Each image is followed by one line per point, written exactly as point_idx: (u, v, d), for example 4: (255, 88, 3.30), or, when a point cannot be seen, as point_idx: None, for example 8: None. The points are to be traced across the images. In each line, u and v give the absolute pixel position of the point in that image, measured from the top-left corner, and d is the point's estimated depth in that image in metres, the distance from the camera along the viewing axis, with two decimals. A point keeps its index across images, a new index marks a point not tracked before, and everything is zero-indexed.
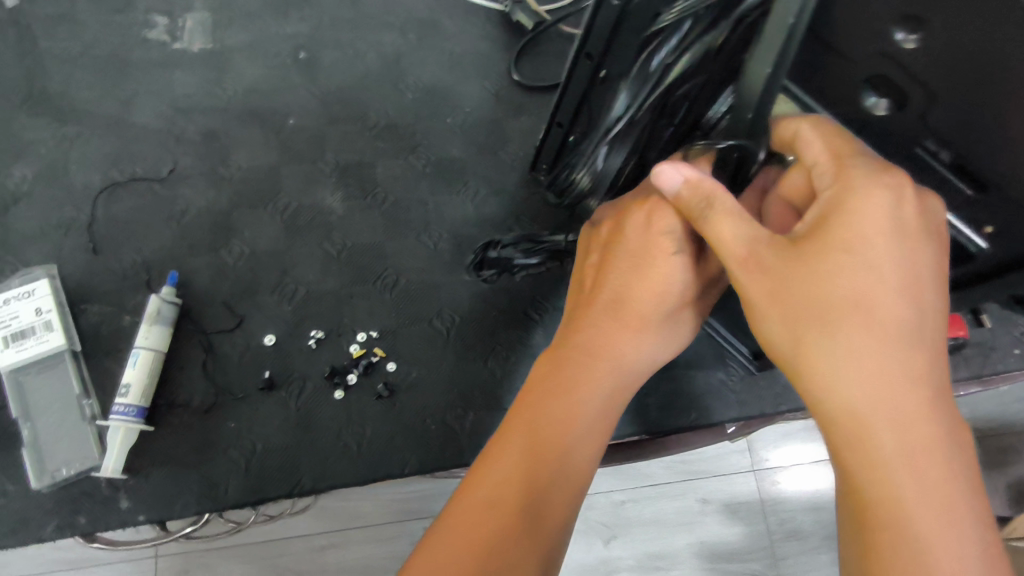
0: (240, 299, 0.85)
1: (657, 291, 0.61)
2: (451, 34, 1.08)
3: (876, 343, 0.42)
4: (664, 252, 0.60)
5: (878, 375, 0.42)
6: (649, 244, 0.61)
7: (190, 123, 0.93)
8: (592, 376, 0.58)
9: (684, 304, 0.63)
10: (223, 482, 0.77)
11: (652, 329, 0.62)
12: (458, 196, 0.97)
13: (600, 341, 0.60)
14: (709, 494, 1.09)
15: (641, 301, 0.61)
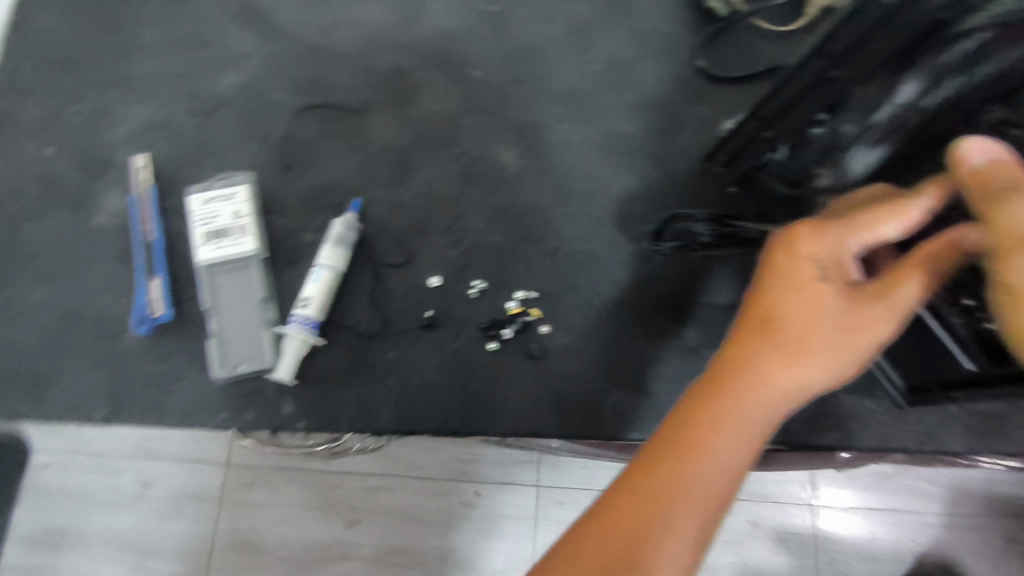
0: (412, 237, 0.87)
1: (816, 318, 0.52)
2: (640, 9, 1.06)
3: None
4: (814, 276, 0.53)
5: None
6: (802, 270, 0.54)
7: (383, 59, 0.95)
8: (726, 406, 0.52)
9: (859, 336, 0.52)
10: (378, 408, 0.80)
11: (812, 355, 0.52)
12: (628, 172, 0.96)
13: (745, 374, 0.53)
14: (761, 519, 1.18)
15: (795, 328, 0.53)
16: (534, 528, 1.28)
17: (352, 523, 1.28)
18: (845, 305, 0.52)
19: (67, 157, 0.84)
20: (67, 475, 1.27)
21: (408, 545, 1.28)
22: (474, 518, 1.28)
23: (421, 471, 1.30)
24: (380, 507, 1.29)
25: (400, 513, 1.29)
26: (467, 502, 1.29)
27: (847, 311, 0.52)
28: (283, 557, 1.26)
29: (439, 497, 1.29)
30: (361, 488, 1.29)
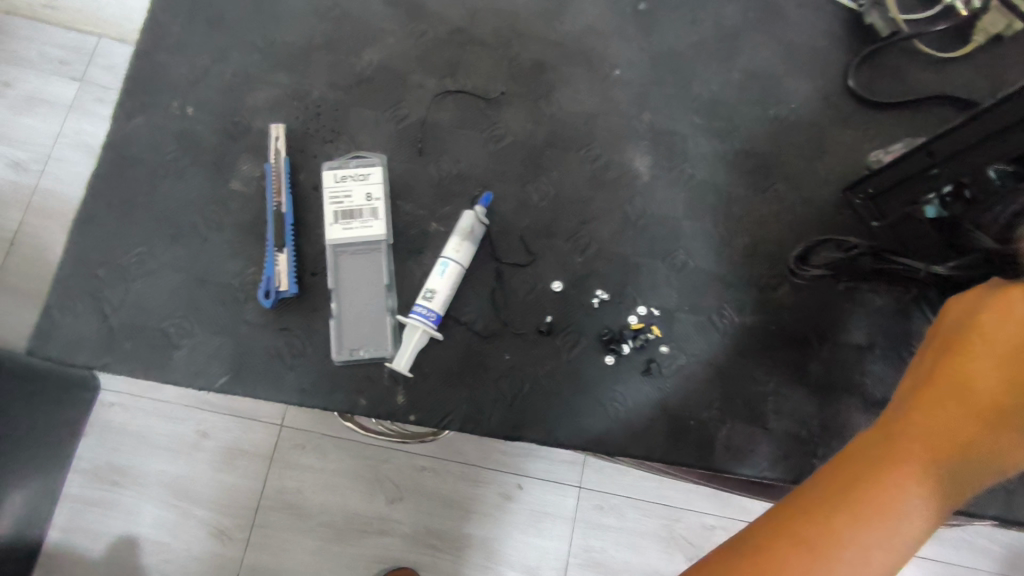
0: (537, 237, 0.84)
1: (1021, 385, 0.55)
2: (793, 21, 1.00)
3: None
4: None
5: None
6: (1007, 335, 0.56)
7: (524, 50, 0.92)
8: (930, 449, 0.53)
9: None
10: (487, 409, 0.78)
11: (1011, 427, 0.54)
12: (763, 195, 0.91)
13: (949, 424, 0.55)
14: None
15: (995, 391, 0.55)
16: (570, 527, 1.28)
17: (393, 500, 1.27)
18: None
19: (208, 119, 0.84)
20: (133, 417, 1.25)
21: (446, 529, 1.26)
22: (516, 511, 1.27)
23: (468, 458, 1.29)
24: (424, 488, 1.27)
25: (443, 496, 1.28)
26: (508, 495, 1.28)
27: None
28: (323, 523, 1.24)
29: (483, 484, 1.29)
30: (407, 466, 1.28)
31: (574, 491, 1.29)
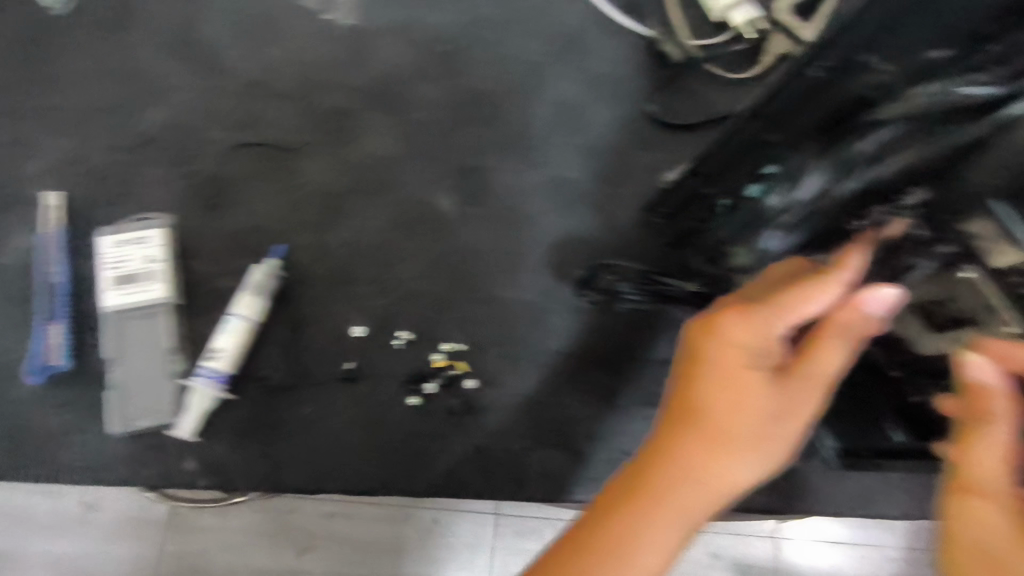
0: (336, 285, 0.84)
1: (747, 404, 0.55)
2: (595, 51, 1.03)
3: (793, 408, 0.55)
4: (745, 365, 0.56)
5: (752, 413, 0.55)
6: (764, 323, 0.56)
7: (324, 97, 0.92)
8: (669, 484, 0.54)
9: (779, 424, 0.55)
10: (289, 466, 0.77)
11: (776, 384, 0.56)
12: (570, 222, 0.93)
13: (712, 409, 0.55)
14: (721, 550, 1.13)
15: (727, 414, 0.55)
16: None
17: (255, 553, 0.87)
18: (767, 397, 0.55)
19: None
20: None
21: None
22: (433, 548, 1.11)
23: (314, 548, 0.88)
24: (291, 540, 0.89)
25: (360, 540, 1.13)
26: (427, 530, 1.12)
27: (770, 403, 0.55)
28: None
29: (396, 523, 1.13)
30: (316, 514, 1.13)
31: (490, 516, 1.14)
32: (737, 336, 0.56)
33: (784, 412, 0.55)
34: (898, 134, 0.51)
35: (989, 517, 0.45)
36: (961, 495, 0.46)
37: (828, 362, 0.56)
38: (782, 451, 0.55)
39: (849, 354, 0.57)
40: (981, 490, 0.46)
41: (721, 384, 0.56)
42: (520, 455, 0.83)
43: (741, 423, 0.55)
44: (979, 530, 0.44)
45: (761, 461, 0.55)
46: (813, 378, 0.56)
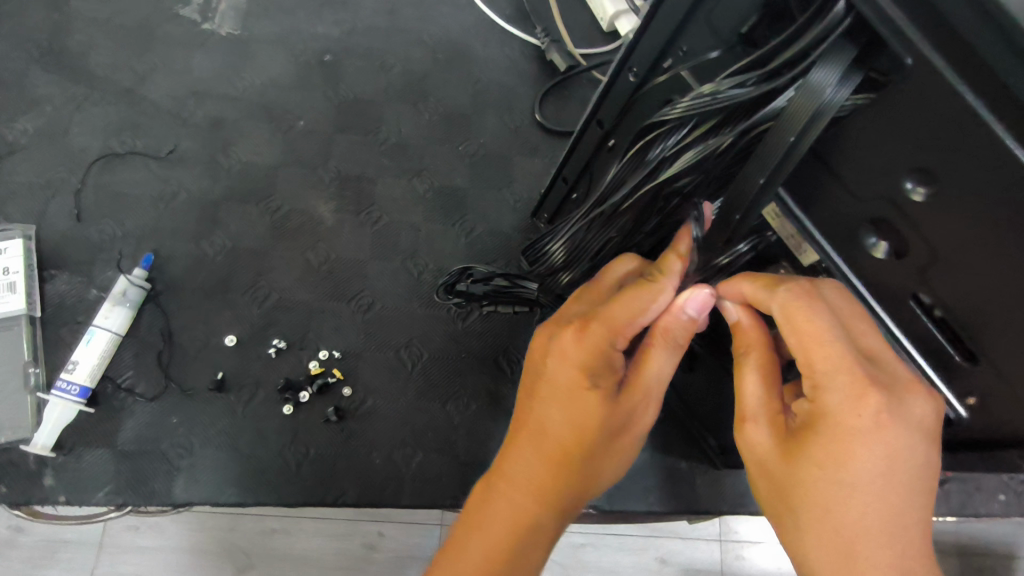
0: (209, 294, 0.84)
1: (591, 423, 0.52)
2: (482, 60, 1.06)
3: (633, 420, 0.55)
4: (585, 386, 0.52)
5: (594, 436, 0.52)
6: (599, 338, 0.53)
7: (201, 108, 0.92)
8: (524, 514, 0.52)
9: (621, 433, 0.54)
10: (154, 478, 0.76)
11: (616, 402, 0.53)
12: (452, 228, 0.94)
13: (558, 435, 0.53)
14: (670, 556, 1.11)
15: (571, 435, 0.52)
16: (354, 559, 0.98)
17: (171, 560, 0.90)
18: (609, 414, 0.52)
19: None
20: None
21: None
22: (378, 564, 1.03)
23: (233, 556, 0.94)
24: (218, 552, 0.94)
25: (301, 560, 1.02)
26: (372, 544, 1.04)
27: (610, 419, 0.52)
28: None
29: (341, 539, 1.03)
30: (253, 530, 1.01)
31: (440, 526, 1.06)
32: (575, 354, 0.53)
33: (624, 422, 0.54)
34: (687, 129, 0.52)
35: (758, 437, 0.50)
36: (740, 424, 0.52)
37: (658, 370, 0.54)
38: (627, 454, 0.56)
39: (674, 357, 0.55)
40: (749, 416, 0.51)
41: (563, 409, 0.53)
42: (399, 459, 0.82)
43: (585, 442, 0.52)
44: (756, 454, 0.50)
45: (605, 469, 0.55)
46: (648, 388, 0.54)
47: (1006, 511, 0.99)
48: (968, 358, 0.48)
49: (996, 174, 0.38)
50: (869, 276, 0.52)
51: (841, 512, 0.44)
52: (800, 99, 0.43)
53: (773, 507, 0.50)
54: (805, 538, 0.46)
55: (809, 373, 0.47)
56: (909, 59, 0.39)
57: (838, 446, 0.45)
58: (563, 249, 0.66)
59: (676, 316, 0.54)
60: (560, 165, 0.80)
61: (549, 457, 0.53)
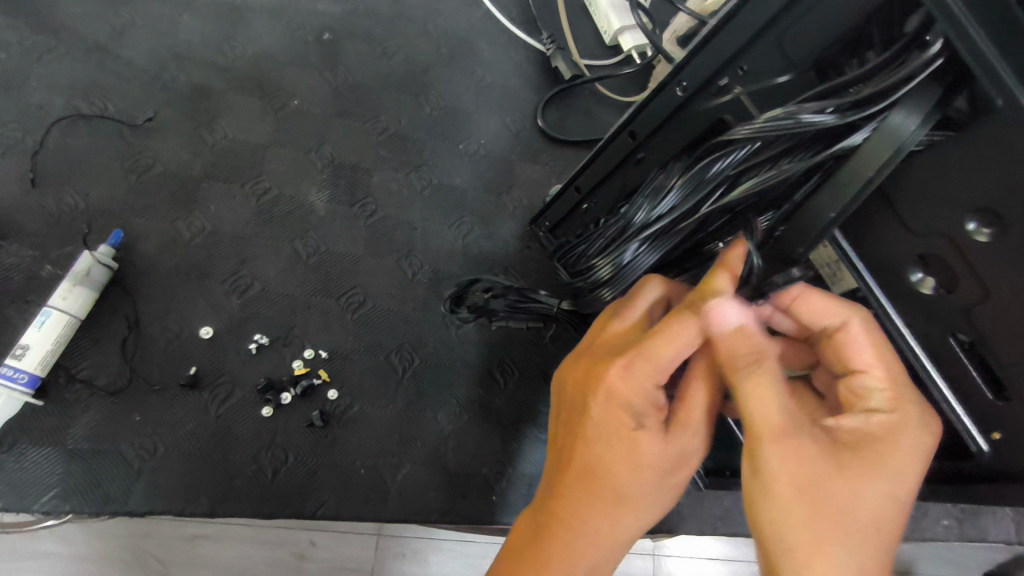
0: (184, 279, 0.76)
1: (641, 460, 0.48)
2: (485, 60, 1.03)
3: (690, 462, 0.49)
4: (629, 426, 0.49)
5: (643, 473, 0.48)
6: (639, 369, 0.49)
7: (185, 74, 0.85)
8: (580, 546, 0.50)
9: (676, 469, 0.49)
10: (108, 481, 0.67)
11: (672, 443, 0.48)
12: (449, 228, 0.90)
13: (608, 476, 0.49)
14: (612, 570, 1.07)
15: (622, 470, 0.49)
16: None
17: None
18: (660, 451, 0.48)
19: None
20: None
21: None
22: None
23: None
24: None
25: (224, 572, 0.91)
26: (303, 555, 0.94)
27: (662, 456, 0.48)
28: None
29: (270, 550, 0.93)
30: (171, 538, 0.90)
31: (374, 536, 0.98)
32: (610, 388, 0.50)
33: (678, 460, 0.49)
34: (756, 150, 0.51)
35: (806, 449, 0.43)
36: (776, 434, 0.43)
37: (701, 404, 0.49)
38: (675, 492, 0.51)
39: (720, 392, 0.49)
40: (787, 425, 0.43)
41: (603, 444, 0.50)
42: (384, 469, 0.77)
43: (627, 485, 0.49)
44: (798, 468, 0.42)
45: (655, 504, 0.50)
46: (698, 423, 0.49)
47: (951, 536, 1.05)
48: (1002, 396, 0.50)
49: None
50: (913, 309, 0.53)
51: (880, 536, 0.42)
52: (880, 135, 0.43)
53: (788, 530, 0.42)
54: (840, 564, 0.41)
55: (883, 388, 0.46)
56: (999, 99, 0.38)
57: (903, 466, 0.43)
58: (607, 265, 0.63)
59: (724, 346, 0.49)
60: (575, 175, 0.78)
61: (596, 493, 0.50)
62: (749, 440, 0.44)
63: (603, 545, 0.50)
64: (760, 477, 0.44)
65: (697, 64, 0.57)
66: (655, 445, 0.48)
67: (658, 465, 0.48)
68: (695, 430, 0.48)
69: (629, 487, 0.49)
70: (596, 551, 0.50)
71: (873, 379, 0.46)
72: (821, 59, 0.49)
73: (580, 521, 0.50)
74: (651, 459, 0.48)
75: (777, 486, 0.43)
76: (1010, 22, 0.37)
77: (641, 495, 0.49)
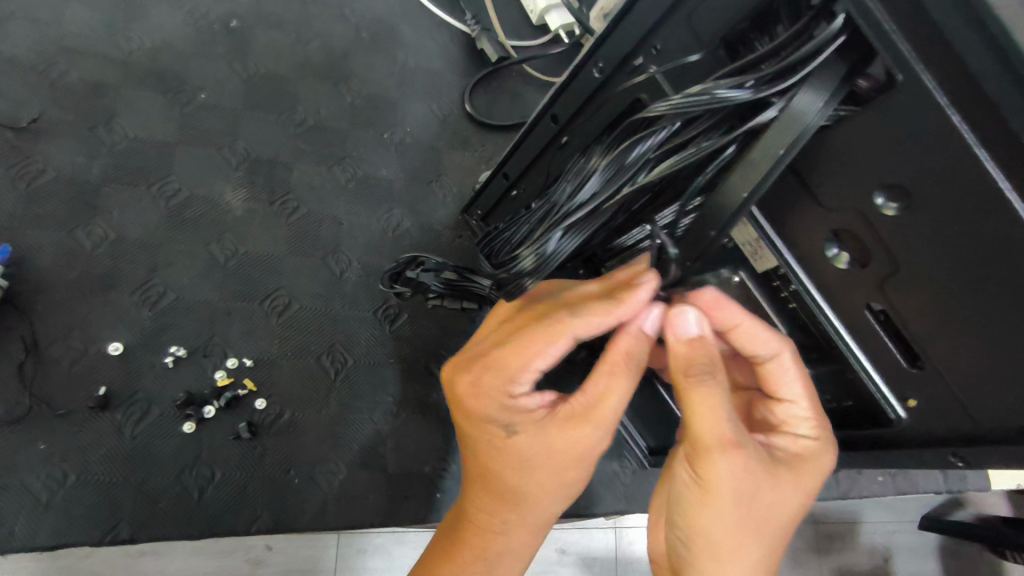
0: (87, 293, 0.71)
1: (530, 459, 0.50)
2: (407, 43, 0.99)
3: (583, 455, 0.50)
4: (501, 434, 0.50)
5: (534, 468, 0.50)
6: (492, 386, 0.50)
7: (75, 70, 0.79)
8: (478, 549, 0.53)
9: (572, 463, 0.50)
10: (13, 516, 0.63)
11: (562, 442, 0.49)
12: (377, 221, 0.87)
13: (504, 476, 0.51)
14: (568, 545, 1.03)
15: (513, 472, 0.51)
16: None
17: None
18: (548, 451, 0.49)
19: None
20: None
21: None
22: None
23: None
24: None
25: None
26: (257, 560, 0.89)
27: (547, 454, 0.49)
28: None
29: (224, 558, 0.88)
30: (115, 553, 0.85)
31: (332, 536, 0.93)
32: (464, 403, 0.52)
33: (577, 455, 0.49)
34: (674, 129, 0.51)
35: (750, 463, 0.44)
36: (730, 448, 0.43)
37: (614, 403, 0.48)
38: (574, 480, 0.51)
39: (627, 393, 0.48)
40: (739, 441, 0.44)
41: (493, 453, 0.52)
42: (320, 477, 0.74)
43: (521, 478, 0.51)
44: (742, 480, 0.44)
45: (564, 495, 0.52)
46: (600, 418, 0.48)
47: (886, 491, 1.09)
48: (916, 364, 0.50)
49: (966, 203, 0.39)
50: (833, 285, 0.53)
51: (785, 536, 0.48)
52: (788, 117, 0.43)
53: (714, 529, 0.46)
54: (744, 563, 0.46)
55: (809, 418, 0.50)
56: (900, 76, 0.38)
57: (819, 480, 0.49)
58: (530, 255, 0.58)
59: (637, 339, 0.48)
60: (500, 160, 0.76)
61: (498, 492, 0.52)
62: (697, 451, 0.44)
63: (504, 526, 0.53)
64: (701, 483, 0.45)
65: (610, 46, 0.55)
66: (540, 447, 0.49)
67: (548, 462, 0.50)
68: (576, 419, 0.49)
69: (524, 481, 0.51)
70: (500, 534, 0.53)
71: (801, 409, 0.50)
72: (727, 39, 0.48)
73: (487, 507, 0.53)
74: (541, 457, 0.50)
75: (722, 500, 0.44)
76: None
77: (534, 484, 0.51)
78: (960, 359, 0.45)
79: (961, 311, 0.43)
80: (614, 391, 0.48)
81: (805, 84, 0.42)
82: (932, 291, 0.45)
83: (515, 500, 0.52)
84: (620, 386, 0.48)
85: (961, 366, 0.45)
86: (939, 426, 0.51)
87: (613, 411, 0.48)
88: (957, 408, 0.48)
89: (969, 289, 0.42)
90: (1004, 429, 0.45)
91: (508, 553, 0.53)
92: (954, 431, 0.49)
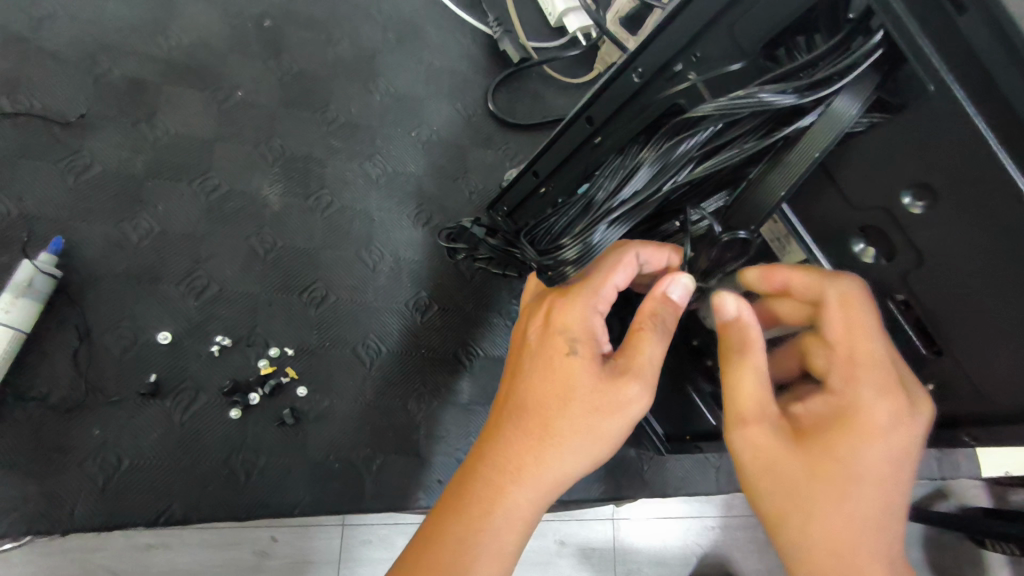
0: (135, 284, 0.74)
1: (571, 388, 0.52)
2: (432, 44, 1.02)
3: (621, 403, 0.52)
4: (563, 352, 0.53)
5: (574, 408, 0.52)
6: (557, 317, 0.56)
7: (117, 67, 0.81)
8: (496, 484, 0.52)
9: (610, 412, 0.52)
10: (71, 498, 0.65)
11: (606, 383, 0.52)
12: (407, 216, 0.90)
13: (539, 410, 0.53)
14: (568, 536, 1.07)
15: (547, 404, 0.53)
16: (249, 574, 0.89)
17: None
18: (591, 388, 0.52)
19: None
20: None
21: None
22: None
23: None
24: None
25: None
26: (264, 552, 0.91)
27: (589, 390, 0.52)
28: None
29: (235, 552, 0.90)
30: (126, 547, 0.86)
31: (338, 527, 0.94)
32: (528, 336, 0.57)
33: (616, 400, 0.51)
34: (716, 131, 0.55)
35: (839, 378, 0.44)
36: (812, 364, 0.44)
37: (649, 356, 0.52)
38: (609, 435, 0.52)
39: (664, 345, 0.52)
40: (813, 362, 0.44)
41: (539, 380, 0.54)
42: (356, 462, 0.76)
43: (558, 415, 0.52)
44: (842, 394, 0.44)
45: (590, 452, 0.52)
46: (642, 368, 0.52)
47: None
48: (935, 350, 0.54)
49: (989, 203, 0.43)
50: (859, 277, 0.57)
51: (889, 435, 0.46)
52: (830, 119, 0.47)
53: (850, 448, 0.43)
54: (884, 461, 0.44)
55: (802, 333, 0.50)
56: (932, 86, 0.42)
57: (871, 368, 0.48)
58: (570, 247, 0.64)
59: (664, 303, 0.52)
60: (533, 158, 0.79)
61: (528, 429, 0.53)
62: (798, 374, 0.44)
63: (523, 476, 0.52)
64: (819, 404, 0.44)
65: (652, 52, 0.59)
66: (586, 383, 0.52)
67: (588, 401, 0.52)
68: (621, 364, 0.52)
69: (562, 420, 0.52)
70: (519, 479, 0.52)
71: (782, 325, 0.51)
72: (768, 47, 0.52)
73: (510, 448, 0.53)
74: (583, 393, 0.52)
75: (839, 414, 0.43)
76: (940, 19, 0.41)
77: (568, 424, 0.52)
78: (978, 345, 0.49)
79: (979, 301, 0.48)
80: (652, 349, 0.52)
81: (843, 90, 0.46)
82: (956, 283, 0.49)
83: (543, 442, 0.52)
84: (656, 343, 0.52)
85: (978, 351, 0.50)
86: (955, 409, 0.55)
87: (650, 362, 0.52)
88: (973, 391, 0.52)
89: (987, 282, 0.46)
90: (1015, 409, 0.49)
91: (521, 503, 0.52)
92: (971, 412, 0.54)
